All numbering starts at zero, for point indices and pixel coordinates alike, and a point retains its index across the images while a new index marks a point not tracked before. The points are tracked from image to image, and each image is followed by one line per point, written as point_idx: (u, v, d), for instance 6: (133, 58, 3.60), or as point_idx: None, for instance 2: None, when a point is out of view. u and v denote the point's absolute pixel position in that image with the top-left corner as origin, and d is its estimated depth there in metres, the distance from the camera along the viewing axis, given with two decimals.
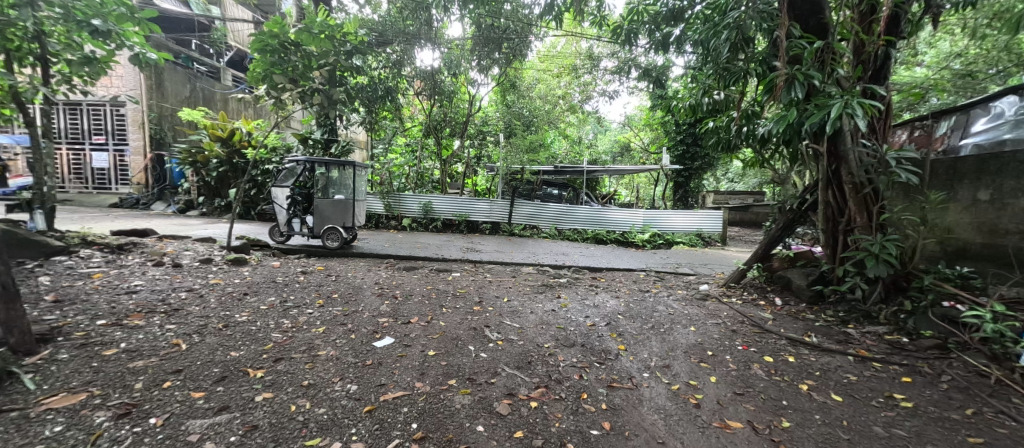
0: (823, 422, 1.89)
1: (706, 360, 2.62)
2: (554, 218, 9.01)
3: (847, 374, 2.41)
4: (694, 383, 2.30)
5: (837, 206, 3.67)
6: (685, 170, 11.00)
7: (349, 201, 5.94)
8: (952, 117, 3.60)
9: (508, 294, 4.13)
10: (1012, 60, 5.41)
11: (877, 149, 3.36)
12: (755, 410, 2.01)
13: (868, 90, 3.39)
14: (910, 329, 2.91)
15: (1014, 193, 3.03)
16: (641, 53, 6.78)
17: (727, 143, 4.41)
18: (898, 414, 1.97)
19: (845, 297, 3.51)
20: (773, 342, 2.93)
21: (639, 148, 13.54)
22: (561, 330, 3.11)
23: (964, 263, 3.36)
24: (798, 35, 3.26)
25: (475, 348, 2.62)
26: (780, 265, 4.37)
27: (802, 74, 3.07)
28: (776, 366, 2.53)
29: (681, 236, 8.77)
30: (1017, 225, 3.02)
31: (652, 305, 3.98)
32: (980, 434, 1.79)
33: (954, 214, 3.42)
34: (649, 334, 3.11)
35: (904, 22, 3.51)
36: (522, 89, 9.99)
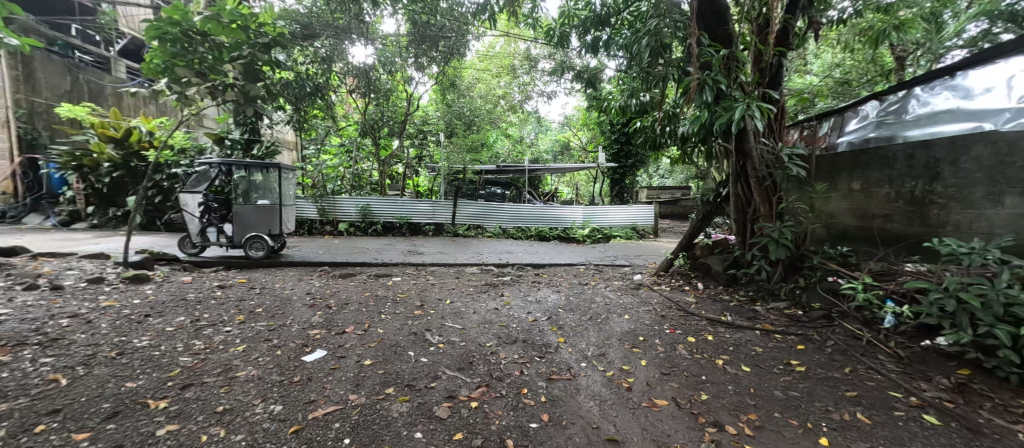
0: (734, 392, 2.11)
1: (637, 345, 2.80)
2: (498, 217, 9.08)
3: (755, 346, 2.71)
4: (627, 368, 2.45)
5: (746, 197, 4.11)
6: (620, 167, 11.67)
7: (276, 206, 5.43)
8: (833, 119, 4.18)
9: (451, 296, 4.08)
10: (876, 71, 6.41)
11: (776, 146, 3.81)
12: (679, 387, 2.18)
13: (766, 94, 3.84)
14: (804, 303, 3.34)
15: (878, 183, 3.59)
16: (575, 55, 7.04)
17: (653, 142, 4.70)
18: (793, 378, 2.25)
19: (755, 278, 3.93)
20: (695, 323, 3.21)
21: (578, 146, 14.06)
22: (504, 327, 3.15)
23: (844, 243, 3.93)
24: (706, 43, 3.60)
25: (416, 353, 2.55)
26: (701, 253, 4.77)
27: (710, 79, 3.41)
28: (697, 345, 2.78)
29: (618, 230, 9.27)
30: (881, 209, 3.59)
31: (590, 297, 4.17)
32: (854, 388, 2.12)
33: (836, 202, 3.98)
34: (587, 325, 3.26)
35: (791, 35, 4.05)
36: (462, 88, 9.92)
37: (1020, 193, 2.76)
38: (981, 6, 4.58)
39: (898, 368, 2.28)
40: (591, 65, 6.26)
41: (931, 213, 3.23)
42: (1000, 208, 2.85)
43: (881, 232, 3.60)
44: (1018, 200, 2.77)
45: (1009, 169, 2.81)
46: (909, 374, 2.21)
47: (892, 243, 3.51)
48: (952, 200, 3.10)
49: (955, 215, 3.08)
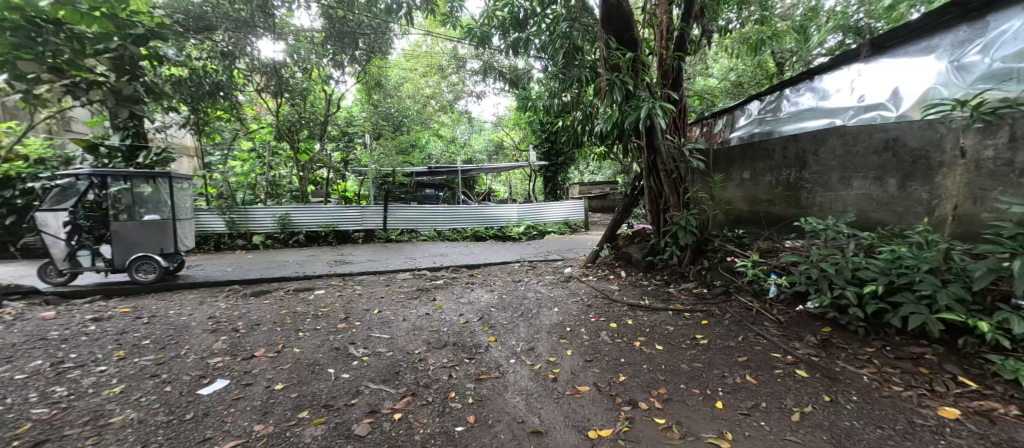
0: (648, 370, 2.29)
1: (565, 336, 2.92)
2: (432, 220, 8.87)
3: (667, 325, 2.96)
4: (554, 359, 2.53)
5: (657, 190, 4.46)
6: (551, 165, 12.08)
7: (168, 221, 4.74)
8: (724, 117, 4.72)
9: (380, 305, 3.88)
10: (762, 74, 7.31)
11: (679, 142, 4.18)
12: (600, 372, 2.31)
13: (669, 94, 4.20)
14: (708, 282, 3.71)
15: (762, 172, 4.11)
16: (500, 57, 7.11)
17: (575, 140, 4.90)
18: (697, 350, 2.51)
19: (668, 263, 4.29)
20: (618, 310, 3.42)
21: (511, 146, 14.18)
22: (434, 332, 3.08)
23: (740, 227, 4.43)
24: (613, 47, 3.84)
25: (336, 370, 2.39)
26: (623, 243, 5.09)
27: (618, 80, 3.66)
28: (618, 330, 2.97)
29: (552, 226, 9.58)
30: (766, 195, 4.10)
31: (523, 293, 4.25)
32: (745, 353, 2.41)
33: (731, 190, 4.47)
34: (518, 322, 3.31)
35: (688, 40, 4.43)
36: (388, 87, 9.55)
37: (863, 177, 3.28)
38: (833, 20, 5.43)
39: (779, 331, 2.63)
40: (518, 64, 6.24)
41: (802, 196, 3.75)
42: (850, 190, 3.40)
43: (766, 215, 4.12)
44: (862, 183, 3.30)
45: (854, 157, 3.35)
46: (787, 336, 2.56)
47: (775, 224, 4.03)
48: (816, 184, 3.64)
49: (818, 198, 3.62)
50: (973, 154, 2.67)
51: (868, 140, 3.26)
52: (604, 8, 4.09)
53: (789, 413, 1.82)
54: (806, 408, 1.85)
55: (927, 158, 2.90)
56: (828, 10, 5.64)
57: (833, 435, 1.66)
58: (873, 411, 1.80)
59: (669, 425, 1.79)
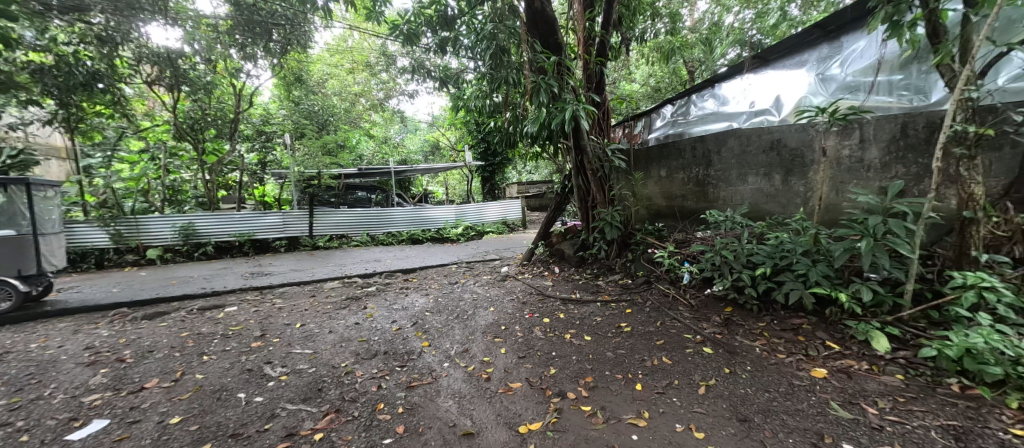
0: (577, 361, 2.41)
1: (499, 335, 2.95)
2: (364, 224, 8.42)
3: (595, 316, 3.14)
4: (488, 359, 2.55)
5: (585, 188, 4.67)
6: (488, 165, 12.09)
7: (27, 236, 3.92)
8: (642, 119, 5.12)
9: (303, 318, 3.60)
10: (678, 80, 7.95)
11: (602, 142, 4.42)
12: (532, 367, 2.38)
13: (592, 97, 4.42)
14: (632, 272, 3.99)
15: (676, 170, 4.51)
16: (431, 56, 6.96)
17: (508, 141, 4.97)
18: (621, 338, 2.69)
19: (598, 257, 4.53)
20: (551, 304, 3.54)
21: (448, 146, 13.73)
22: (363, 342, 2.93)
23: (659, 220, 4.81)
24: (538, 49, 3.96)
25: (248, 394, 2.18)
26: (556, 240, 5.27)
27: (544, 82, 3.77)
28: (550, 324, 3.07)
29: (490, 226, 9.60)
30: (680, 191, 4.50)
31: (459, 295, 4.20)
32: (661, 336, 2.63)
33: (650, 187, 4.84)
34: (453, 324, 3.27)
35: (609, 47, 4.67)
36: (310, 83, 8.89)
37: (755, 173, 3.73)
38: (731, 34, 6.10)
39: (690, 314, 2.92)
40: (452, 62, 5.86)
41: (709, 191, 4.18)
42: (745, 185, 3.84)
43: (681, 209, 4.52)
44: (755, 178, 3.75)
45: (748, 156, 3.79)
46: (696, 317, 2.84)
47: (687, 217, 4.45)
48: (719, 180, 4.06)
49: (721, 192, 4.05)
50: (834, 153, 3.17)
51: (758, 141, 3.72)
52: (530, 12, 4.22)
53: (696, 388, 2.04)
54: (710, 382, 2.08)
55: (802, 157, 3.39)
56: (727, 26, 6.33)
57: (730, 404, 1.89)
58: (762, 378, 2.07)
59: (593, 411, 1.91)
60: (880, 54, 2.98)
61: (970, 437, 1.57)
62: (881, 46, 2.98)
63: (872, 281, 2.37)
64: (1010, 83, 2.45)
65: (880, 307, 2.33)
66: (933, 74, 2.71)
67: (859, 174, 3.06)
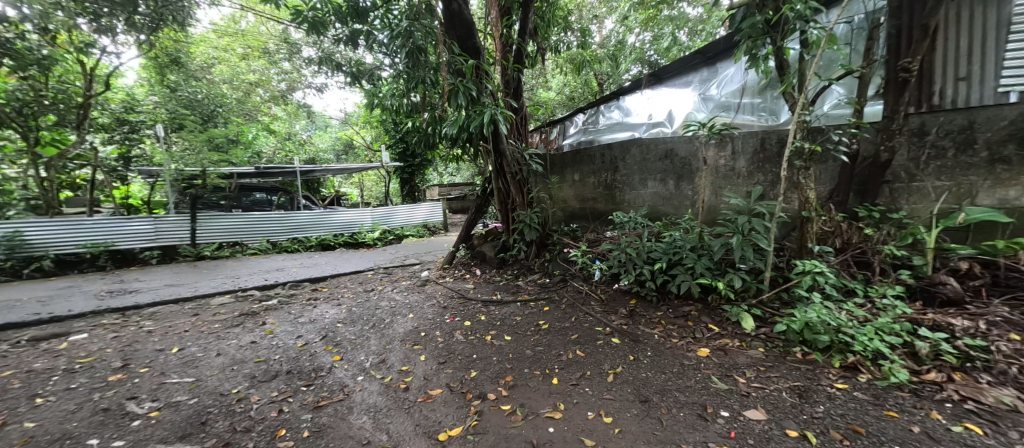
0: (497, 362, 2.45)
1: (419, 342, 2.86)
2: (263, 230, 7.52)
3: (515, 316, 3.22)
4: (406, 368, 2.47)
5: (505, 191, 4.76)
6: (407, 167, 11.60)
7: None
8: (557, 126, 5.43)
9: (184, 340, 3.09)
10: (590, 90, 8.50)
11: (521, 146, 4.55)
12: (452, 372, 2.37)
13: (510, 103, 4.51)
14: (549, 271, 4.17)
15: (589, 174, 4.83)
16: (341, 48, 6.46)
17: (427, 142, 4.85)
18: (540, 335, 2.80)
19: (518, 258, 4.65)
20: (472, 307, 3.54)
21: (362, 145, 12.89)
22: (261, 363, 2.62)
23: (573, 221, 5.11)
24: (456, 52, 3.95)
25: (105, 439, 1.80)
26: (478, 242, 5.28)
27: (462, 85, 3.74)
28: (472, 327, 3.08)
29: (410, 229, 9.23)
30: (592, 194, 4.82)
31: (375, 303, 3.96)
32: (575, 331, 2.80)
33: (565, 190, 5.12)
34: (368, 335, 3.08)
35: (525, 56, 4.84)
36: (191, 67, 7.61)
37: (654, 179, 4.17)
38: (634, 53, 6.74)
39: (600, 308, 3.15)
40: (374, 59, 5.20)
41: (616, 194, 4.56)
42: (645, 189, 4.26)
43: (592, 211, 4.86)
44: (653, 183, 4.19)
45: (648, 163, 4.21)
46: (606, 311, 3.08)
47: (598, 218, 4.80)
48: (624, 185, 4.46)
49: (627, 195, 4.44)
50: (713, 162, 3.68)
51: (655, 150, 4.15)
52: (447, 14, 4.22)
53: (605, 376, 2.21)
54: (617, 369, 2.27)
55: (689, 164, 3.87)
56: (631, 45, 6.99)
57: (634, 388, 2.09)
58: (659, 361, 2.33)
59: (513, 409, 1.96)
60: (744, 80, 3.57)
61: (809, 393, 1.95)
62: (745, 73, 3.56)
63: (742, 271, 2.81)
64: (832, 110, 3.19)
65: (747, 291, 2.76)
66: (780, 100, 3.35)
67: (732, 180, 3.60)
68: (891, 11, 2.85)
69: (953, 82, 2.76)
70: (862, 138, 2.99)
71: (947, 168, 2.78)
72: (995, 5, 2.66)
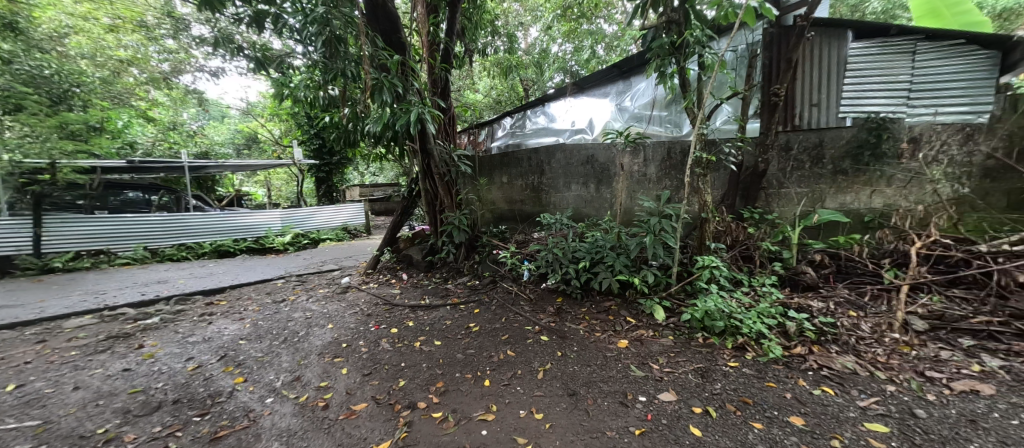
0: (427, 368, 2.38)
1: (339, 354, 2.66)
2: (139, 236, 6.36)
3: (445, 320, 3.15)
4: (325, 384, 2.29)
5: (433, 192, 4.64)
6: (324, 165, 10.68)
7: None
8: (485, 129, 5.48)
9: (25, 374, 2.48)
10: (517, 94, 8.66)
11: (449, 147, 4.48)
12: (378, 383, 2.25)
13: (438, 102, 4.41)
14: (479, 273, 4.16)
15: (517, 176, 4.91)
16: (243, 30, 5.71)
17: (347, 139, 4.52)
18: (471, 338, 2.78)
19: (447, 261, 4.55)
20: (399, 313, 3.39)
21: (269, 139, 11.54)
22: (140, 393, 2.22)
23: (502, 222, 5.15)
24: (380, 46, 3.76)
25: None
26: (404, 245, 5.06)
27: (386, 81, 3.55)
28: (399, 334, 2.94)
29: (327, 233, 8.51)
30: (520, 196, 4.91)
31: (287, 315, 3.58)
32: (505, 331, 2.83)
33: (494, 191, 5.16)
34: (278, 350, 2.78)
35: (453, 55, 4.77)
36: (34, 35, 6.11)
37: (577, 182, 4.39)
38: (557, 62, 7.06)
39: (529, 307, 3.23)
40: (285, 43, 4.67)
41: (542, 196, 4.71)
42: (569, 191, 4.47)
43: (520, 213, 4.96)
44: (576, 186, 4.41)
45: (571, 167, 4.42)
46: (534, 310, 3.17)
47: (526, 219, 4.91)
48: (550, 187, 4.62)
49: (552, 197, 4.61)
50: (628, 167, 4.00)
51: (577, 156, 4.38)
52: (369, 4, 3.98)
53: (535, 374, 2.27)
54: (546, 366, 2.35)
55: (608, 170, 4.17)
56: (554, 54, 7.29)
57: (562, 382, 2.18)
58: (584, 355, 2.46)
59: (444, 416, 1.92)
60: (654, 94, 3.97)
61: (709, 373, 2.22)
62: (654, 88, 3.96)
63: (654, 267, 3.10)
64: (722, 125, 3.69)
65: (658, 286, 3.05)
66: (683, 114, 3.78)
67: (644, 185, 3.96)
68: (766, 44, 3.41)
69: (808, 108, 3.40)
70: (745, 151, 3.49)
71: (805, 177, 3.37)
72: (836, 47, 3.31)
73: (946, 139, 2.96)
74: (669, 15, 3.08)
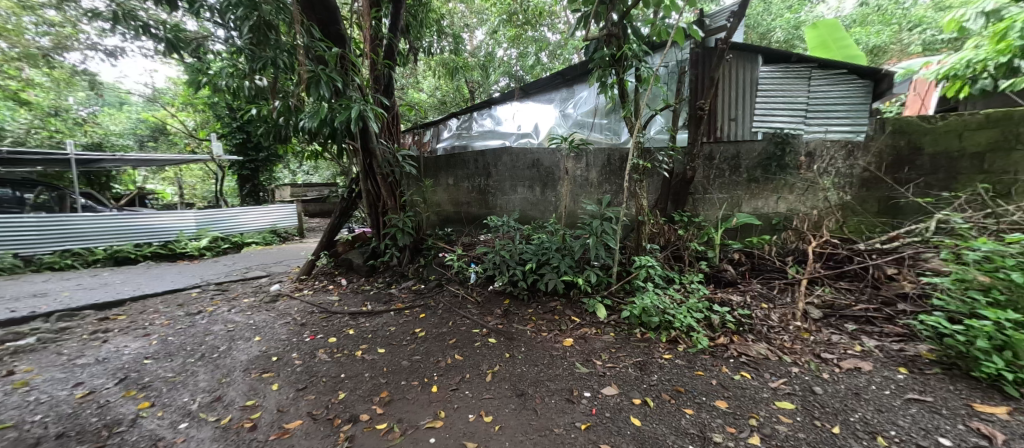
0: (370, 378, 2.27)
1: (269, 369, 2.44)
2: (6, 242, 5.34)
3: (389, 326, 3.02)
4: (253, 402, 2.09)
5: (375, 193, 4.43)
6: (248, 162, 9.73)
7: None
8: (430, 129, 5.39)
9: None
10: (461, 96, 8.61)
11: (393, 147, 4.32)
12: (315, 398, 2.10)
13: (380, 100, 4.23)
14: (424, 277, 4.05)
15: (463, 178, 4.84)
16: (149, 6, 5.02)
17: (277, 135, 4.16)
18: (417, 343, 2.70)
19: (390, 265, 4.37)
20: (337, 321, 3.19)
21: (181, 131, 10.27)
22: (10, 430, 1.85)
23: (448, 225, 5.05)
24: (317, 37, 3.52)
25: None
26: (343, 249, 4.74)
27: (324, 75, 3.33)
28: (338, 343, 2.77)
29: (252, 236, 7.75)
30: (468, 199, 4.84)
31: (204, 328, 3.21)
32: (453, 335, 2.79)
33: (439, 193, 5.04)
34: (194, 368, 2.48)
35: (397, 53, 4.61)
36: None
37: (523, 185, 4.45)
38: (502, 67, 7.15)
39: (476, 310, 3.21)
40: (204, 26, 4.20)
41: (489, 199, 4.69)
42: (516, 194, 4.51)
43: (466, 215, 4.89)
44: (523, 190, 4.47)
45: (517, 170, 4.46)
46: (482, 312, 3.16)
47: (472, 221, 4.87)
48: (496, 190, 4.63)
49: (499, 200, 4.62)
50: (572, 172, 4.14)
51: (523, 159, 4.42)
52: None
53: (484, 376, 2.27)
54: (494, 368, 2.35)
55: (553, 173, 4.28)
56: (499, 58, 7.38)
57: (511, 384, 2.19)
58: (532, 356, 2.50)
59: (389, 427, 1.85)
60: (595, 102, 4.17)
61: (646, 366, 2.37)
62: (596, 96, 4.16)
63: (597, 267, 3.24)
64: (657, 134, 3.98)
65: (601, 285, 3.20)
66: (621, 122, 4.01)
67: (586, 189, 4.13)
68: (692, 63, 3.76)
69: (728, 122, 3.82)
70: (676, 159, 3.78)
71: (726, 184, 3.74)
72: (748, 70, 3.76)
73: (834, 154, 3.46)
74: (610, 29, 3.24)
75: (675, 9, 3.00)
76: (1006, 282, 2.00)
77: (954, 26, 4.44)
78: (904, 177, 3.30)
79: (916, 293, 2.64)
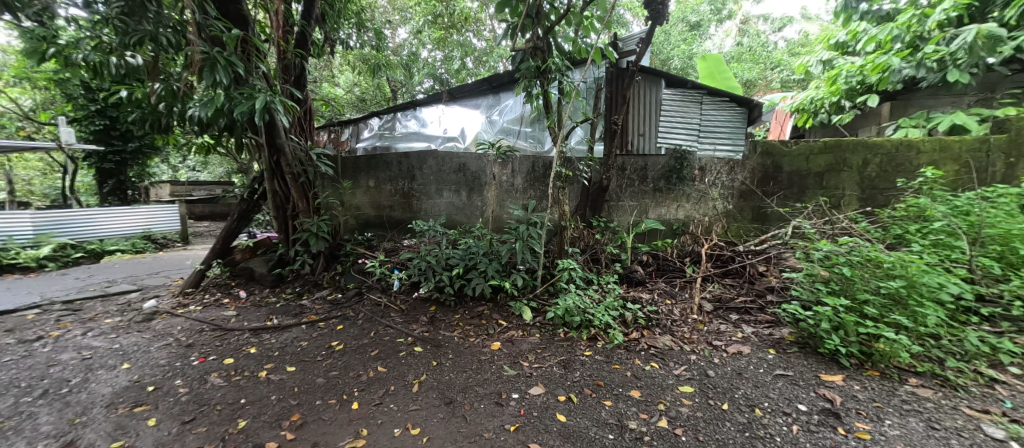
0: (277, 400, 2.04)
1: (144, 401, 2.06)
2: None
3: (300, 341, 2.74)
4: (120, 443, 1.74)
5: (283, 194, 3.99)
6: (111, 153, 8.06)
7: None
8: (348, 127, 5.04)
9: None
10: (383, 94, 8.19)
11: (305, 144, 3.95)
12: (207, 429, 1.82)
13: (291, 92, 3.84)
14: (342, 285, 3.76)
15: (385, 181, 4.61)
16: None
17: (156, 123, 3.52)
18: (334, 358, 2.49)
19: (300, 273, 3.97)
20: (235, 339, 2.81)
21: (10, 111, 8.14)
22: None
23: (368, 230, 4.74)
24: (214, 16, 3.08)
25: None
26: (242, 256, 4.22)
27: (222, 59, 2.92)
28: (237, 364, 2.44)
29: (117, 242, 6.43)
30: (390, 202, 4.61)
31: (47, 358, 2.58)
32: (374, 346, 2.63)
33: (358, 196, 4.72)
34: (33, 409, 1.99)
35: (311, 42, 4.24)
36: None
37: (449, 189, 4.39)
38: (426, 68, 6.97)
39: (401, 318, 3.08)
40: None
41: (414, 203, 4.53)
42: (441, 198, 4.43)
43: (388, 219, 4.65)
44: (449, 194, 4.41)
45: (443, 174, 4.39)
46: (406, 320, 3.04)
47: (395, 225, 4.65)
48: (421, 194, 4.49)
49: (424, 204, 4.49)
50: (498, 177, 4.21)
51: (449, 163, 4.36)
52: None
53: (409, 387, 2.18)
54: (421, 378, 2.27)
55: (479, 178, 4.29)
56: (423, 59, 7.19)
57: (439, 392, 2.14)
58: (460, 362, 2.47)
59: None
60: (520, 111, 4.30)
61: (569, 363, 2.50)
62: (521, 105, 4.29)
63: (523, 271, 3.32)
64: (577, 145, 4.24)
65: (527, 288, 3.29)
66: (545, 131, 4.19)
67: (512, 194, 4.22)
68: (608, 81, 4.09)
69: (638, 138, 4.22)
70: (594, 169, 4.06)
71: (636, 193, 4.14)
72: (654, 91, 4.22)
73: (720, 169, 4.03)
74: (535, 42, 3.38)
75: (593, 31, 3.29)
76: (839, 275, 2.51)
77: (803, 69, 5.51)
78: (770, 190, 3.95)
79: (779, 286, 3.20)
